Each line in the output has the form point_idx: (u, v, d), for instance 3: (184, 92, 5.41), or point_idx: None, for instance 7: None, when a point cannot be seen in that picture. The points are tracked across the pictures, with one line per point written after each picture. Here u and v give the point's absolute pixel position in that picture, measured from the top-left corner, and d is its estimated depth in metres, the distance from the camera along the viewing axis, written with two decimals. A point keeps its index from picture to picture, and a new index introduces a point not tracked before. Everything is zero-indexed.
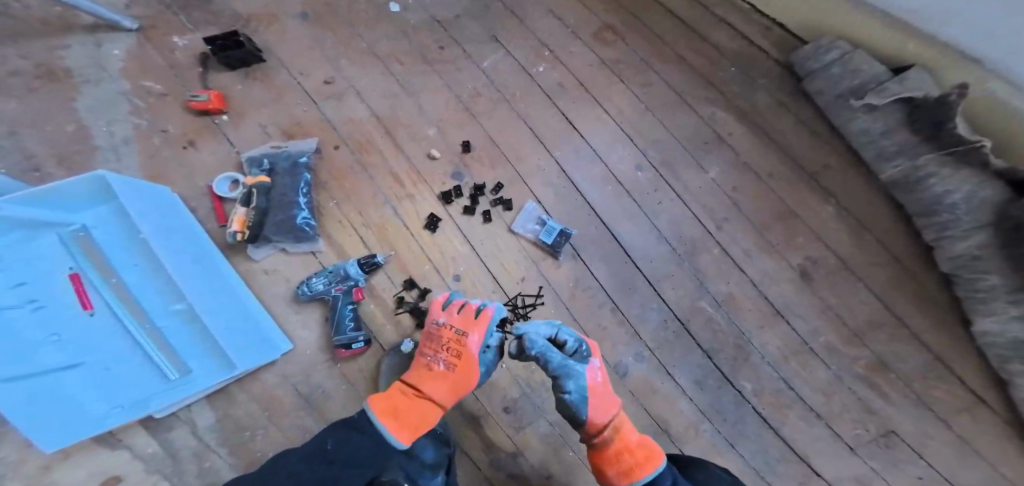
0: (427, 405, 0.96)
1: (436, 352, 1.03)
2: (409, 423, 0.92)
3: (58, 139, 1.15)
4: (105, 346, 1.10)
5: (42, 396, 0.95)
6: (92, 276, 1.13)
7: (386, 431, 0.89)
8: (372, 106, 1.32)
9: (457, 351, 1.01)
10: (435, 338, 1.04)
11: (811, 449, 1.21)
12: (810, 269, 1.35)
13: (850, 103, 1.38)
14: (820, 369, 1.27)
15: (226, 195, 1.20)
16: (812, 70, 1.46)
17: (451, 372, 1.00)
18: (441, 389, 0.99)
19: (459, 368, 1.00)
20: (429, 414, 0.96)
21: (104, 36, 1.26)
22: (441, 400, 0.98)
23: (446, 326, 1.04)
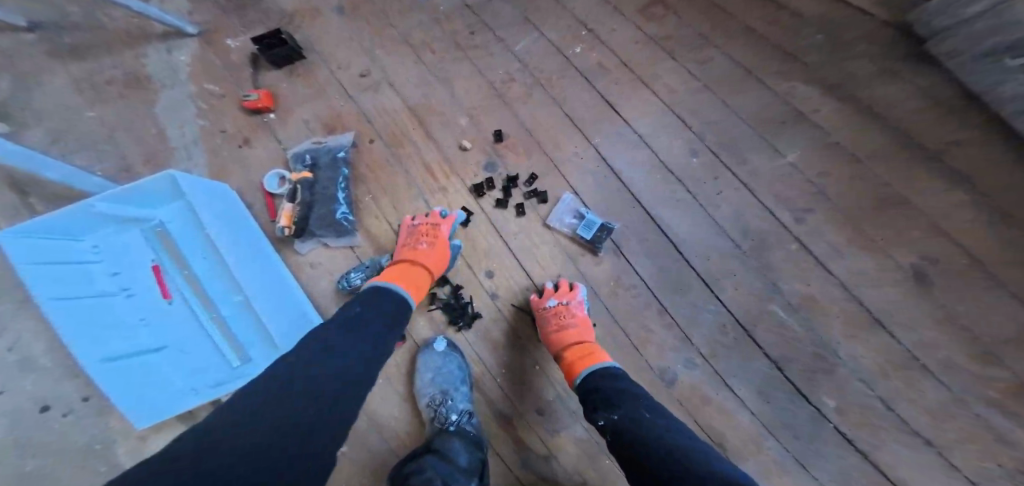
0: (422, 278, 0.97)
1: (416, 239, 1.05)
2: (412, 285, 0.94)
3: (144, 142, 1.29)
4: (180, 329, 1.23)
5: (129, 373, 1.12)
6: (169, 266, 1.26)
7: (395, 287, 0.88)
8: (405, 97, 1.31)
9: (432, 232, 1.07)
10: (411, 233, 1.07)
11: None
12: (921, 266, 1.09)
13: (1004, 63, 1.07)
14: (934, 391, 1.01)
15: (275, 191, 1.26)
16: (944, 26, 1.17)
17: (436, 247, 1.05)
18: (432, 262, 1.02)
19: (440, 244, 1.05)
20: (424, 277, 0.98)
21: (173, 44, 1.37)
22: (432, 268, 1.01)
23: (422, 223, 1.09)
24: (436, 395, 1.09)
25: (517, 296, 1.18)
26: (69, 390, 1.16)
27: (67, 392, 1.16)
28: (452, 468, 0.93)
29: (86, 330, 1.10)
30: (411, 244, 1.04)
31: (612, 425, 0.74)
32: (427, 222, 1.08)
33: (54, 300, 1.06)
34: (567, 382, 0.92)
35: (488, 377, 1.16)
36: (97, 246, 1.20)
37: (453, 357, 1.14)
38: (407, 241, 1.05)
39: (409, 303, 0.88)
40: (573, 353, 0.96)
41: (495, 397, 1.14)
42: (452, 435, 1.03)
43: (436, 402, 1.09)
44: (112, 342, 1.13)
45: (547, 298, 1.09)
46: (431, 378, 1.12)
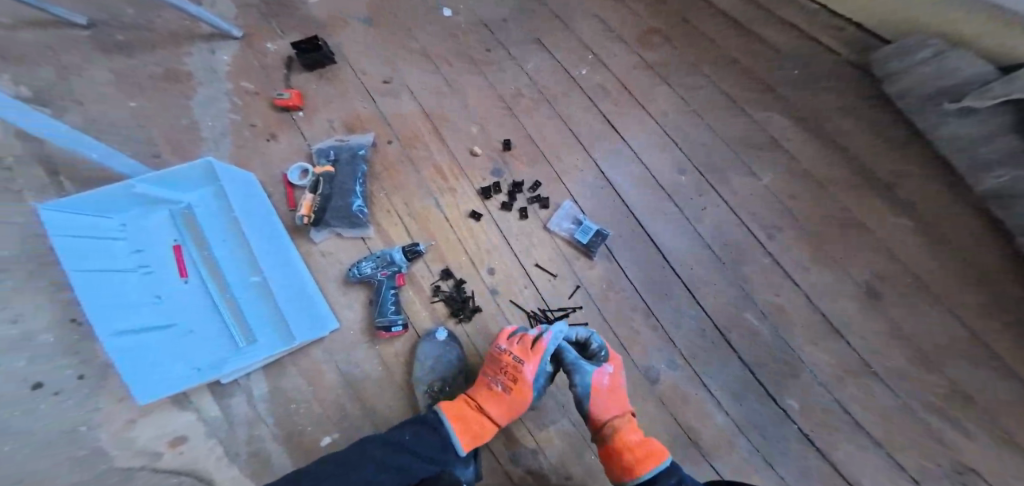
0: (486, 427, 1.03)
1: (495, 373, 1.09)
2: (474, 434, 1.01)
3: (175, 131, 1.38)
4: (192, 310, 1.31)
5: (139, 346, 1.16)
6: (191, 248, 1.36)
7: (456, 443, 0.98)
8: (422, 103, 1.42)
9: (514, 376, 1.07)
10: (494, 361, 1.10)
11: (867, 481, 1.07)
12: (877, 284, 1.22)
13: (942, 106, 1.23)
14: (881, 394, 1.13)
15: (297, 182, 1.35)
16: (895, 70, 1.32)
17: (507, 391, 1.07)
18: (498, 412, 1.06)
19: (517, 393, 1.07)
20: (489, 430, 1.04)
21: (217, 44, 1.50)
22: (498, 419, 1.06)
23: (506, 351, 1.09)
24: (436, 384, 1.19)
25: (517, 294, 1.27)
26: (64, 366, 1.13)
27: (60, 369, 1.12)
28: None
29: (111, 303, 1.15)
30: (488, 378, 1.09)
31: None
32: (511, 360, 1.08)
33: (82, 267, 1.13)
34: (656, 460, 0.95)
35: None
36: (123, 225, 1.29)
37: (452, 347, 1.23)
38: (487, 372, 1.10)
39: (460, 454, 0.97)
40: (637, 435, 1.01)
41: None
42: None
43: (435, 389, 1.19)
44: (127, 315, 1.18)
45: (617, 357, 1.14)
46: (430, 365, 1.22)
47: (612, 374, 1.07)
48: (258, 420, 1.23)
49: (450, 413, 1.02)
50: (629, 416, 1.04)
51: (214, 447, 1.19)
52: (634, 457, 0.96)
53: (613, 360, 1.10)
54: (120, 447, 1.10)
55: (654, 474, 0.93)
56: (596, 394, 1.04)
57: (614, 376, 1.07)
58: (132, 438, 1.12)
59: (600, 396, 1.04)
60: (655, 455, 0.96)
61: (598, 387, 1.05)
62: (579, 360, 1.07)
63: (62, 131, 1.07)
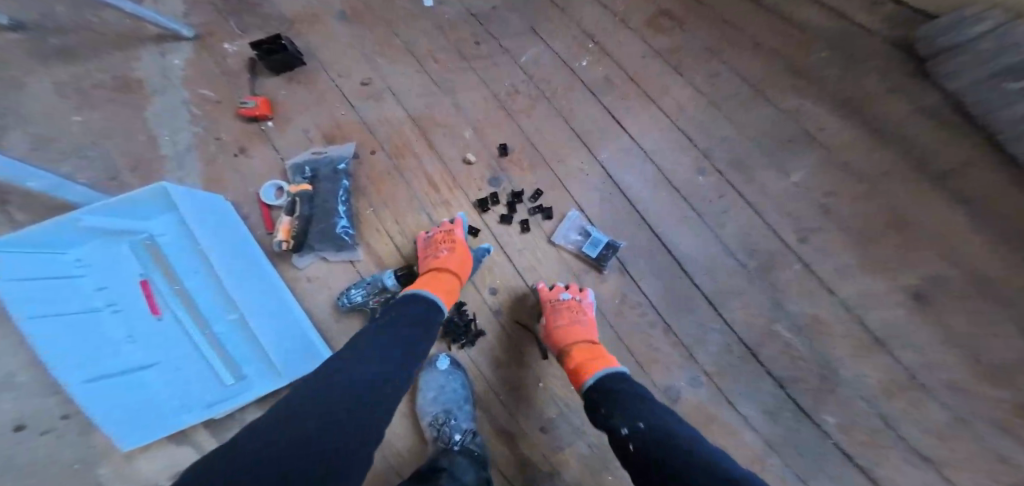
0: (448, 282, 1.00)
1: (435, 247, 1.09)
2: (444, 288, 0.98)
3: (135, 149, 1.23)
4: (171, 347, 1.19)
5: (119, 391, 1.08)
6: (160, 282, 1.22)
7: (435, 298, 0.93)
8: (408, 108, 1.27)
9: (450, 238, 1.10)
10: (431, 243, 1.10)
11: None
12: (920, 286, 1.12)
13: (1005, 86, 1.10)
14: (929, 407, 1.04)
15: (273, 202, 1.21)
16: (952, 46, 1.18)
17: (455, 250, 1.07)
18: (456, 265, 1.05)
19: (459, 247, 1.08)
20: (453, 284, 1.02)
21: (168, 46, 1.31)
22: (457, 270, 1.04)
23: (437, 232, 1.12)
24: (440, 414, 1.09)
25: (524, 314, 1.18)
26: (47, 405, 1.13)
27: (44, 407, 1.13)
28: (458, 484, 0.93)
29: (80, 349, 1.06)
30: (432, 254, 1.07)
31: (636, 433, 0.70)
32: (443, 230, 1.12)
33: (36, 314, 1.01)
34: (586, 372, 0.90)
35: (492, 395, 1.15)
36: (80, 260, 1.15)
37: (456, 374, 1.14)
38: (428, 254, 1.09)
39: (441, 309, 0.93)
40: (581, 356, 0.95)
41: (500, 415, 1.14)
42: (457, 454, 1.01)
43: (439, 420, 1.09)
44: (99, 360, 1.08)
45: (560, 294, 1.09)
46: (433, 395, 1.12)
47: (547, 323, 1.06)
48: None
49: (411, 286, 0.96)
50: (571, 345, 0.98)
51: None
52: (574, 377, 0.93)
53: (546, 310, 1.08)
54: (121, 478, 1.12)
55: (587, 383, 0.88)
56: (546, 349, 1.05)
57: (548, 323, 1.05)
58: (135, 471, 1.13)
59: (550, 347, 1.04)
60: (586, 368, 0.91)
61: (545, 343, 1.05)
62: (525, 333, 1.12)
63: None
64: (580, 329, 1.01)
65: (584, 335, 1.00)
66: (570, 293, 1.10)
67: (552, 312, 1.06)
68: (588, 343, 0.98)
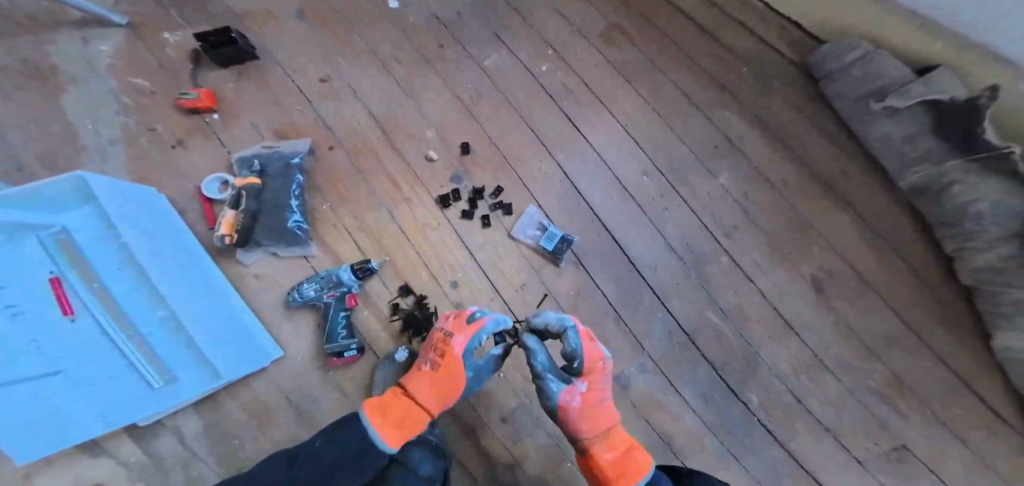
0: (412, 412, 0.94)
1: (425, 353, 1.05)
2: (394, 419, 0.92)
3: (50, 140, 1.12)
4: (85, 353, 1.04)
5: (20, 405, 0.90)
6: (74, 279, 1.05)
7: (376, 438, 0.88)
8: (370, 107, 1.27)
9: (440, 351, 1.03)
10: (428, 340, 1.06)
11: (819, 461, 1.15)
12: (823, 280, 1.31)
13: (870, 106, 1.31)
14: (830, 384, 1.21)
15: (215, 196, 1.16)
16: (830, 71, 1.39)
17: (437, 372, 1.01)
18: (431, 404, 0.98)
19: (444, 366, 1.01)
20: (416, 416, 0.95)
21: (94, 32, 1.21)
22: (427, 410, 0.97)
23: (438, 329, 1.06)
24: None
25: (484, 307, 1.20)
26: None
27: None
28: (411, 475, 0.95)
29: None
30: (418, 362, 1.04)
31: None
32: (437, 335, 1.05)
33: None
34: (632, 477, 0.88)
35: None
36: None
37: (415, 368, 1.15)
38: (419, 356, 1.05)
39: (383, 452, 0.87)
40: (615, 451, 0.93)
41: (460, 407, 1.19)
42: (414, 444, 1.02)
43: None
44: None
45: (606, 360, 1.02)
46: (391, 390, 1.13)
47: (584, 392, 0.98)
48: (195, 461, 1.12)
49: (369, 406, 0.92)
50: (608, 431, 0.96)
51: None
52: (609, 476, 0.91)
53: (590, 375, 0.99)
54: None
55: None
56: (565, 415, 0.97)
57: (588, 393, 0.98)
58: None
59: (573, 415, 0.97)
60: (630, 471, 0.89)
61: (566, 407, 0.97)
62: (546, 378, 0.98)
63: None
64: (611, 409, 0.99)
65: (613, 416, 0.98)
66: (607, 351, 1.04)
67: (603, 376, 1.00)
68: (616, 429, 0.97)
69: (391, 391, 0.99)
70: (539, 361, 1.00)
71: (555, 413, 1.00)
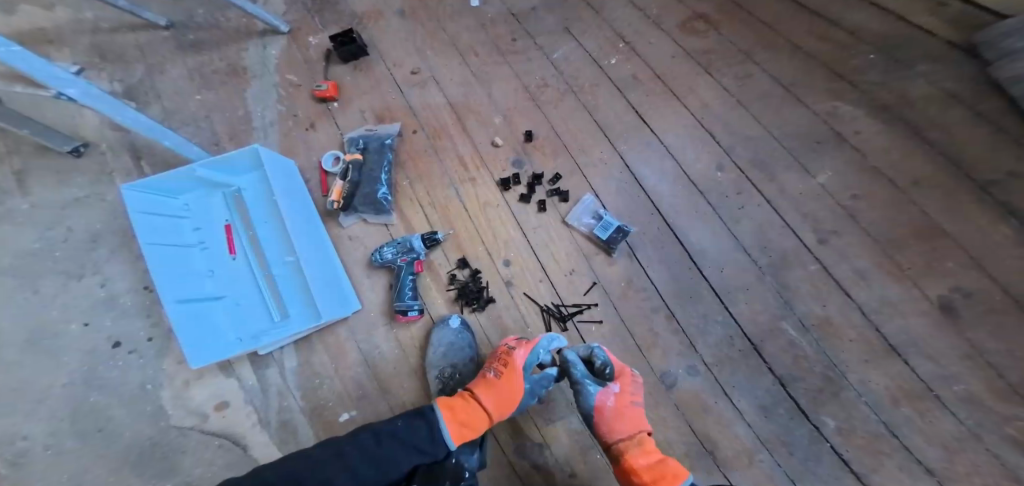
0: (473, 411, 0.98)
1: (487, 362, 1.09)
2: (461, 418, 0.95)
3: (233, 122, 1.51)
4: (238, 284, 1.40)
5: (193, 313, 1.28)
6: (240, 227, 1.45)
7: (441, 426, 0.92)
8: (448, 94, 1.44)
9: (504, 361, 1.06)
10: (493, 353, 1.11)
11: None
12: (951, 298, 1.05)
13: None
14: (951, 426, 0.94)
15: (330, 170, 1.42)
16: (1010, 48, 1.19)
17: (501, 379, 1.04)
18: (492, 402, 1.01)
19: (508, 374, 1.03)
20: (477, 417, 0.97)
21: (269, 40, 1.62)
22: (488, 406, 1.00)
23: (502, 342, 1.11)
24: (446, 368, 1.18)
25: (531, 287, 1.25)
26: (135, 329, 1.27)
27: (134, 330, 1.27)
28: None
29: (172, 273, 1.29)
30: (482, 368, 1.07)
31: None
32: (502, 346, 1.10)
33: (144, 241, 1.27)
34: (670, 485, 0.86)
35: None
36: (187, 206, 1.44)
37: (465, 334, 1.23)
38: (482, 363, 1.09)
39: (445, 444, 0.92)
40: (649, 458, 0.92)
41: None
42: None
43: (445, 374, 1.18)
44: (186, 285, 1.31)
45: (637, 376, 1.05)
46: (443, 351, 1.21)
47: (618, 393, 0.99)
48: (287, 392, 1.22)
49: (439, 401, 0.97)
50: (641, 435, 0.95)
51: (249, 413, 1.20)
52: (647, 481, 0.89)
53: (621, 377, 1.02)
54: (177, 402, 1.20)
55: None
56: (601, 418, 0.97)
57: (621, 394, 0.99)
58: (187, 398, 1.21)
59: (608, 419, 0.97)
60: (667, 476, 0.88)
61: (602, 409, 0.98)
62: (583, 383, 1.00)
63: (142, 121, 1.19)
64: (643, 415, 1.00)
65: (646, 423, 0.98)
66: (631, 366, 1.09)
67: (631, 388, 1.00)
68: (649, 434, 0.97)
69: (457, 391, 1.03)
70: (576, 372, 1.02)
71: (589, 422, 1.00)
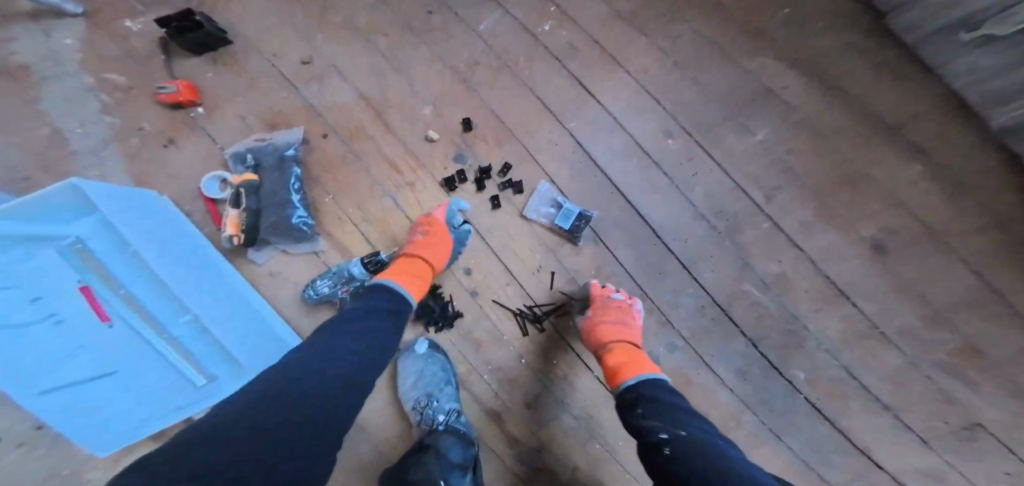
0: (418, 271, 0.97)
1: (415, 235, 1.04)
2: (414, 279, 0.94)
3: (40, 148, 1.08)
4: (123, 354, 0.97)
5: (80, 403, 0.88)
6: (100, 285, 0.97)
7: (393, 284, 0.90)
8: (357, 86, 1.17)
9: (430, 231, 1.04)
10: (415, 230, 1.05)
11: (870, 435, 1.07)
12: (882, 239, 1.15)
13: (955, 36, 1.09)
14: (890, 356, 1.09)
15: (217, 196, 1.12)
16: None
17: (433, 241, 1.02)
18: (430, 256, 1.01)
19: (436, 236, 1.03)
20: (419, 275, 0.97)
21: (49, 24, 1.14)
22: (429, 260, 1.00)
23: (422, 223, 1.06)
24: (421, 398, 1.08)
25: (498, 292, 1.15)
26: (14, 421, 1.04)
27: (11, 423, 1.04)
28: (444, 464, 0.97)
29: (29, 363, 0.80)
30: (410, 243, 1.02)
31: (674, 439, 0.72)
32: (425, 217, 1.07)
33: None
34: (627, 372, 0.89)
35: (475, 377, 1.13)
36: None
37: (436, 357, 1.11)
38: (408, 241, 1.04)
39: (403, 293, 0.89)
40: (618, 354, 0.93)
41: (483, 395, 1.13)
42: (441, 435, 1.02)
43: (421, 404, 1.08)
44: (49, 375, 0.84)
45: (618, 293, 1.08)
46: (415, 381, 1.10)
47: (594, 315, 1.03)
48: None
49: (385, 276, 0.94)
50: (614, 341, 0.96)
51: None
52: (610, 375, 0.92)
53: (596, 304, 1.05)
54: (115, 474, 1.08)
55: (621, 388, 0.88)
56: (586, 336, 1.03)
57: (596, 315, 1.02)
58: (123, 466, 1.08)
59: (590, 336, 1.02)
60: (625, 369, 0.90)
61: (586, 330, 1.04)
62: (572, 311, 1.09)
63: None
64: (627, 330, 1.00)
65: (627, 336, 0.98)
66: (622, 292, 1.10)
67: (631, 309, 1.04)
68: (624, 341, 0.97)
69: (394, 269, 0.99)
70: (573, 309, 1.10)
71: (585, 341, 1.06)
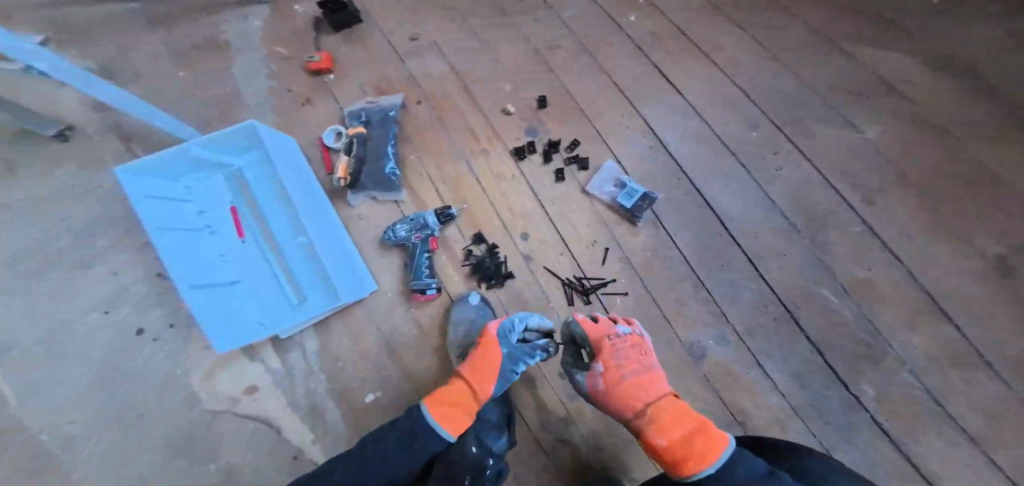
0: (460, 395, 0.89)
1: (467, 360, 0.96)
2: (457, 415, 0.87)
3: (220, 100, 1.41)
4: (251, 267, 1.27)
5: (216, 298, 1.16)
6: (245, 209, 1.31)
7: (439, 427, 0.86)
8: (453, 62, 1.36)
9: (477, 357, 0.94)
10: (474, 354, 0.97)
11: (956, 477, 0.91)
12: (992, 255, 1.04)
13: None
14: (987, 385, 0.96)
15: (332, 145, 1.33)
16: None
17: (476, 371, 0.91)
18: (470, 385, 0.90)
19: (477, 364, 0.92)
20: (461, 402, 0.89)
21: (247, 9, 1.50)
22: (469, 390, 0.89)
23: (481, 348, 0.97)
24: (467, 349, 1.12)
25: (551, 261, 1.17)
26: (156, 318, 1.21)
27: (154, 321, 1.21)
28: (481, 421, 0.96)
29: (187, 258, 1.16)
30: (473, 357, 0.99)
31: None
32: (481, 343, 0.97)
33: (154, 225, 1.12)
34: (695, 460, 0.72)
35: None
36: (188, 189, 1.28)
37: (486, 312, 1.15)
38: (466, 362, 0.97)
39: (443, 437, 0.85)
40: (670, 425, 0.78)
41: None
42: None
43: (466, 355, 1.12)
44: (198, 271, 1.16)
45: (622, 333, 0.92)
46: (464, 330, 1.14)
47: (603, 371, 0.88)
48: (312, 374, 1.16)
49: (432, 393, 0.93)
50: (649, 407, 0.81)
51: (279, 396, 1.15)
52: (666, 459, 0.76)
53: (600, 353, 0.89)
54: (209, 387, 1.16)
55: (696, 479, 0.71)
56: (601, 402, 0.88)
57: (605, 371, 0.88)
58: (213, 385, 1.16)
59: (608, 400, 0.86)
60: (687, 453, 0.74)
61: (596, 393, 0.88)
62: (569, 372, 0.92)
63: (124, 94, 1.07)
64: (654, 382, 0.85)
65: (660, 388, 0.84)
66: (627, 327, 0.93)
67: (615, 349, 0.88)
68: (663, 404, 0.81)
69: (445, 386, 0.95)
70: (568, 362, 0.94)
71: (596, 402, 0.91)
